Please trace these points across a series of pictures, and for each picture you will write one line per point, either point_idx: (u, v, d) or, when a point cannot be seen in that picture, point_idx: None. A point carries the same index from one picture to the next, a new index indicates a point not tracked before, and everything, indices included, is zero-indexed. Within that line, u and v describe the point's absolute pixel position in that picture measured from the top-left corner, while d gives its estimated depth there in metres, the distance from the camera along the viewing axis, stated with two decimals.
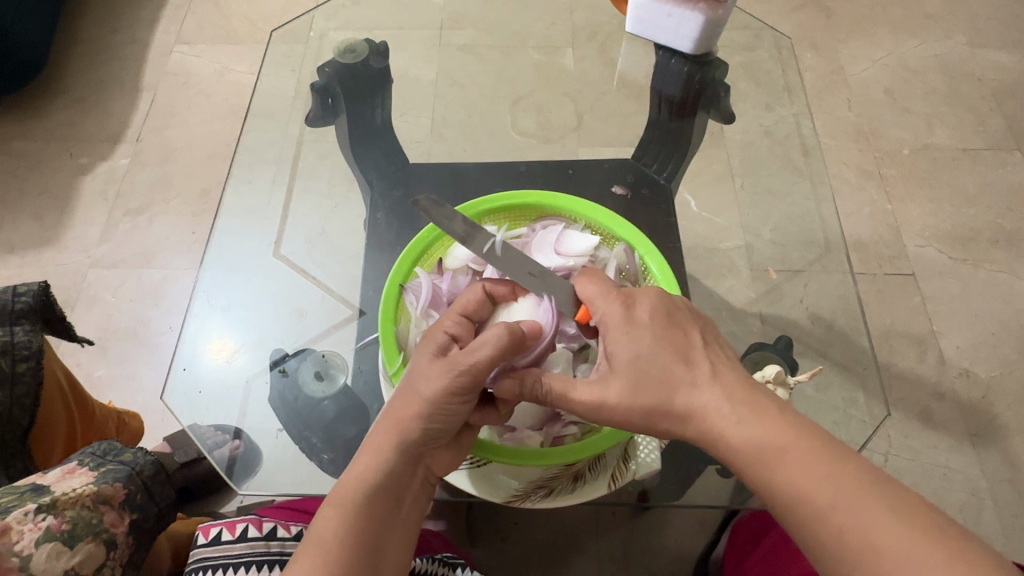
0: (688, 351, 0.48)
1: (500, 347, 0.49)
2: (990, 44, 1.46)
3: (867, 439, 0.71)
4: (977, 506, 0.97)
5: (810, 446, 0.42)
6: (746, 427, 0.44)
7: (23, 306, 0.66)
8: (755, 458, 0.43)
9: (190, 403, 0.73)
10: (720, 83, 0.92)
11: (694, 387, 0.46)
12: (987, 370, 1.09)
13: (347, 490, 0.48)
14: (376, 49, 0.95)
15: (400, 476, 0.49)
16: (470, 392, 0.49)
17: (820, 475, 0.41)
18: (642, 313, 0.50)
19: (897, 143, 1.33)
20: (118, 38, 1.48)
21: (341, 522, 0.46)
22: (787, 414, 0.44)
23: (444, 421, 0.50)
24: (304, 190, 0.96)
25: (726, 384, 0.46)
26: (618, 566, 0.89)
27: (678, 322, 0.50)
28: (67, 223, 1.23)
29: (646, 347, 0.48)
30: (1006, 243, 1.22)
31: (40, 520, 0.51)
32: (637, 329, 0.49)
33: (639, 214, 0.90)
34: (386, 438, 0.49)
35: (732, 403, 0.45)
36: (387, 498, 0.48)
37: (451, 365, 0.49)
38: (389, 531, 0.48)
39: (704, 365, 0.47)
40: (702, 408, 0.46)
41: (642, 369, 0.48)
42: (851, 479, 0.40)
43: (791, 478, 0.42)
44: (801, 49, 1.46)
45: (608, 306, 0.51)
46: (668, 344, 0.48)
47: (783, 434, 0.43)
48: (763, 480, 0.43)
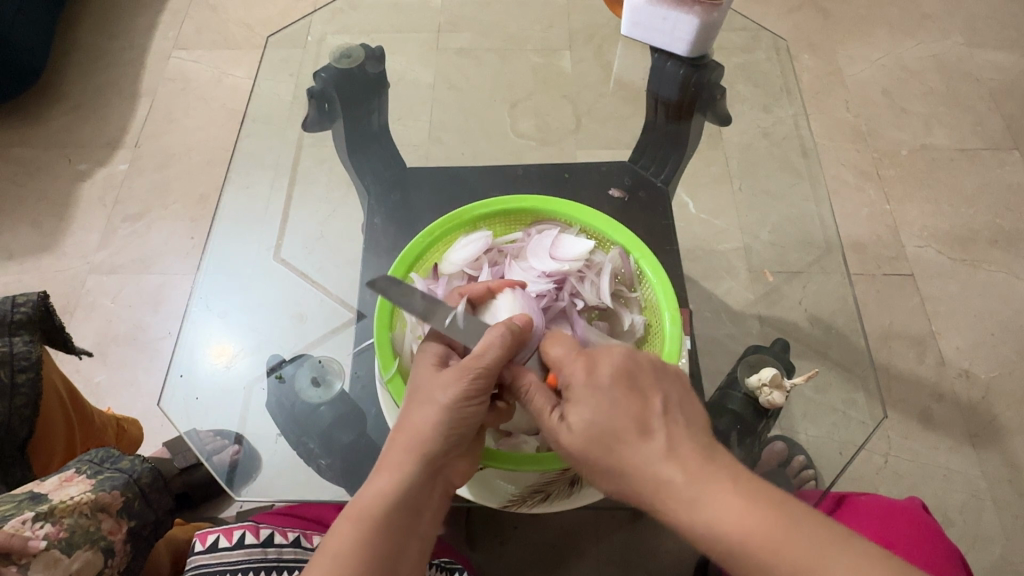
0: (647, 418, 0.46)
1: (506, 347, 0.50)
2: (987, 44, 1.46)
3: (866, 439, 0.71)
4: (977, 507, 0.97)
5: (770, 523, 0.40)
6: (704, 505, 0.42)
7: (22, 317, 0.66)
8: (716, 537, 0.41)
9: (187, 408, 0.73)
10: (717, 85, 0.92)
11: (652, 462, 0.44)
12: (986, 370, 1.09)
13: (366, 504, 0.47)
14: (373, 54, 0.95)
15: (420, 487, 0.49)
16: (483, 395, 0.50)
17: (781, 555, 0.39)
18: (603, 375, 0.48)
19: (894, 143, 1.34)
20: (117, 43, 1.48)
21: (359, 534, 0.46)
22: (745, 488, 0.42)
23: (461, 429, 0.50)
24: (302, 195, 0.98)
25: (682, 456, 0.44)
26: (618, 569, 0.89)
27: (637, 382, 0.47)
28: (66, 229, 1.24)
29: (604, 415, 0.46)
30: (1005, 243, 1.22)
31: (39, 528, 0.51)
32: (598, 393, 0.47)
33: (637, 217, 0.91)
34: (402, 450, 0.49)
35: (688, 479, 0.43)
36: (405, 510, 0.48)
37: (464, 370, 0.49)
38: (408, 542, 0.48)
39: (659, 434, 0.45)
40: (659, 484, 0.43)
41: (601, 437, 0.46)
42: (812, 555, 0.39)
43: (755, 557, 0.40)
44: (798, 50, 1.46)
45: (572, 368, 0.50)
46: (627, 410, 0.46)
47: (742, 510, 0.41)
48: (725, 557, 0.41)
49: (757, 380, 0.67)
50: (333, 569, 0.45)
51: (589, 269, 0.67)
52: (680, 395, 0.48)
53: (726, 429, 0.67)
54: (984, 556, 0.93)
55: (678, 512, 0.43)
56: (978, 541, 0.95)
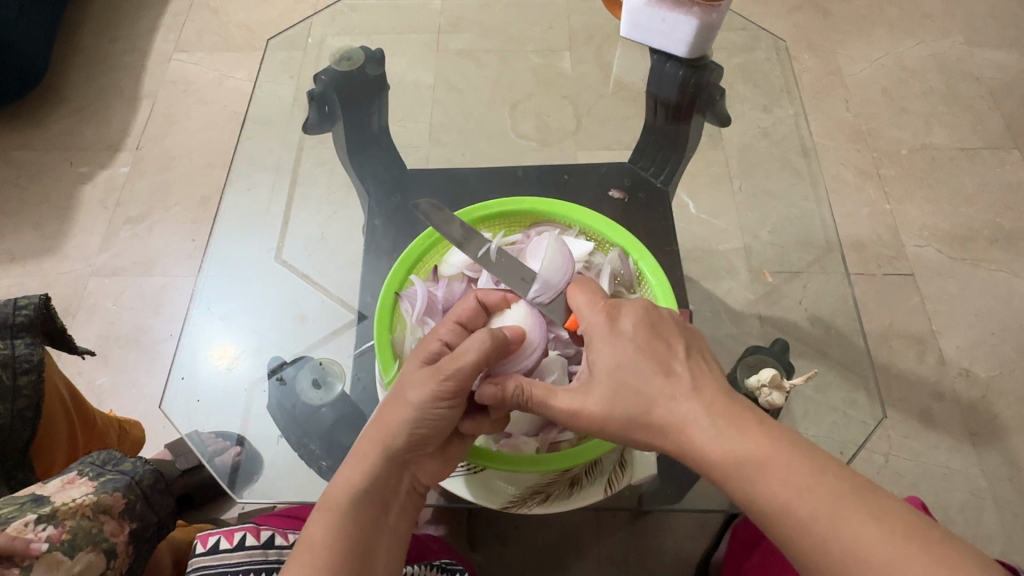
0: (670, 360, 0.48)
1: (483, 351, 0.50)
2: (987, 43, 1.46)
3: (867, 439, 0.71)
4: (977, 506, 0.97)
5: (790, 456, 0.41)
6: (727, 439, 0.43)
7: (23, 320, 0.65)
8: (737, 471, 0.42)
9: (189, 410, 0.74)
10: (716, 86, 0.91)
11: (676, 400, 0.46)
12: (987, 370, 1.09)
13: (337, 496, 0.48)
14: (372, 57, 0.96)
15: (386, 482, 0.50)
16: (456, 398, 0.49)
17: (804, 488, 0.40)
18: (625, 324, 0.50)
19: (894, 143, 1.33)
20: (118, 46, 1.49)
21: (331, 527, 0.47)
22: (767, 424, 0.43)
23: (432, 428, 0.50)
24: (303, 198, 0.99)
25: (704, 394, 0.46)
26: (619, 569, 0.89)
27: (660, 331, 0.50)
28: (67, 231, 1.24)
29: (628, 357, 0.48)
30: (1005, 242, 1.22)
31: (42, 530, 0.51)
32: (622, 339, 0.49)
33: (636, 218, 0.91)
34: (372, 445, 0.50)
35: (712, 413, 0.44)
36: (374, 505, 0.49)
37: (436, 371, 0.49)
38: (377, 537, 0.49)
39: (684, 374, 0.47)
40: (682, 420, 0.45)
41: (624, 377, 0.47)
42: (833, 483, 0.40)
43: (773, 490, 0.41)
44: (798, 50, 1.46)
45: (594, 316, 0.52)
46: (648, 352, 0.48)
47: (763, 444, 0.42)
48: (745, 494, 0.42)
49: (757, 381, 0.67)
50: (305, 563, 0.45)
51: (589, 271, 0.67)
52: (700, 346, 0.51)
53: None
54: (985, 555, 0.93)
55: (700, 447, 0.44)
56: (979, 540, 0.95)
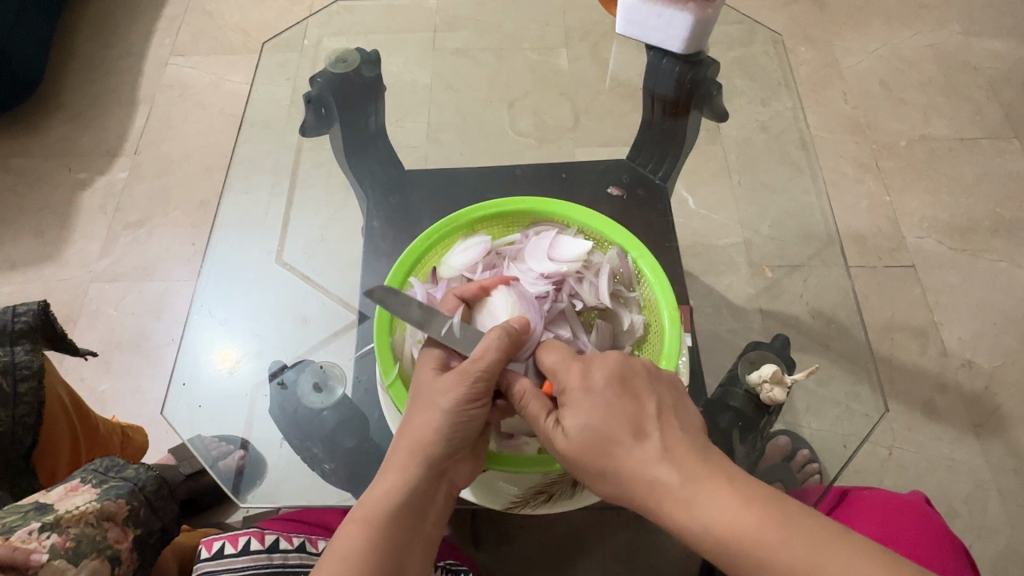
0: (639, 422, 0.46)
1: (503, 348, 0.51)
2: (984, 33, 1.46)
3: (870, 432, 0.71)
4: (982, 497, 0.97)
5: (766, 515, 0.41)
6: (698, 503, 0.42)
7: (24, 326, 0.66)
8: (714, 539, 0.41)
9: (190, 415, 0.74)
10: (712, 81, 0.92)
11: (648, 463, 0.45)
12: (989, 361, 1.09)
13: (371, 507, 0.48)
14: (368, 58, 0.96)
15: (422, 489, 0.50)
16: (485, 397, 0.50)
17: (779, 540, 0.40)
18: (597, 378, 0.49)
19: (894, 135, 1.33)
20: (114, 51, 1.49)
21: (368, 536, 0.47)
22: (740, 482, 0.43)
23: (464, 433, 0.50)
24: (302, 200, 0.99)
25: (676, 456, 0.45)
26: (624, 566, 0.89)
27: (629, 384, 0.49)
28: (67, 237, 1.24)
29: (599, 418, 0.47)
30: (1005, 232, 1.22)
31: (45, 539, 0.51)
32: (593, 396, 0.48)
33: (636, 216, 0.90)
34: (404, 454, 0.50)
35: (682, 477, 0.43)
36: (410, 511, 0.49)
37: (463, 375, 0.50)
38: (413, 542, 0.49)
39: (654, 437, 0.46)
40: (654, 486, 0.44)
41: (596, 440, 0.46)
42: (810, 543, 0.39)
43: (750, 549, 0.40)
44: (795, 43, 1.46)
45: (566, 371, 0.51)
46: (619, 410, 0.47)
47: (740, 507, 0.41)
48: (719, 556, 0.42)
49: (757, 376, 0.67)
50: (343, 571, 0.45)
51: (588, 270, 0.67)
52: (669, 395, 0.50)
53: (728, 426, 0.68)
54: (989, 547, 0.93)
55: (676, 516, 0.43)
56: (984, 532, 0.95)
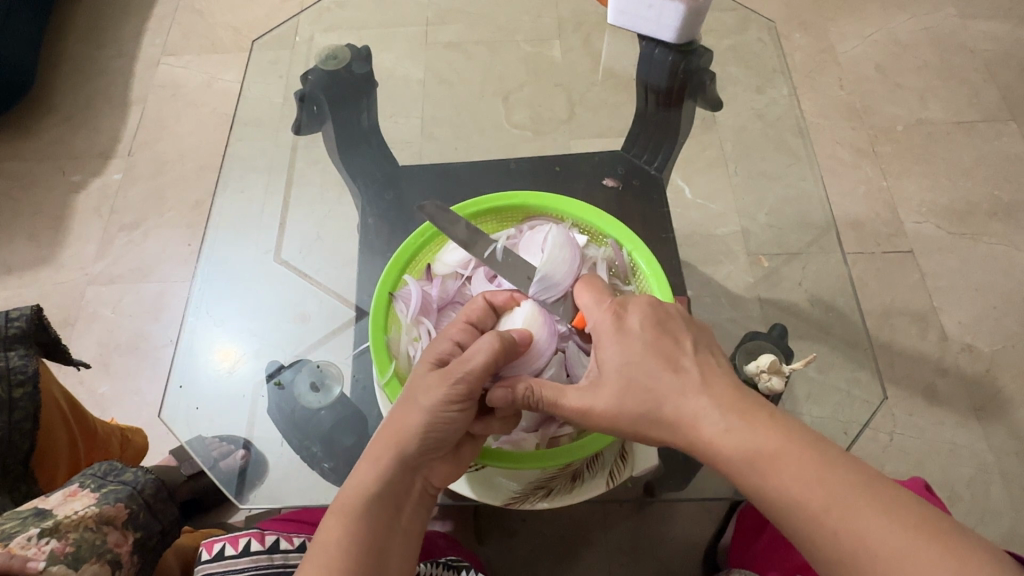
0: (677, 356, 0.47)
1: (492, 354, 0.50)
2: (980, 14, 1.44)
3: (870, 418, 0.71)
4: (984, 481, 0.97)
5: (802, 448, 0.41)
6: (736, 434, 0.43)
7: (17, 332, 0.66)
8: (750, 470, 0.42)
9: (188, 419, 0.73)
10: (705, 70, 0.91)
11: (689, 391, 0.45)
12: (989, 344, 1.08)
13: (349, 497, 0.49)
14: (359, 54, 0.96)
15: (398, 483, 0.49)
16: (468, 400, 0.49)
17: (818, 478, 0.39)
18: (631, 322, 0.50)
19: (890, 120, 1.32)
20: (104, 52, 1.48)
21: (344, 527, 0.47)
22: (780, 418, 0.43)
23: (443, 432, 0.49)
24: (300, 197, 0.97)
25: (714, 389, 0.45)
26: (628, 557, 0.90)
27: (668, 327, 0.49)
28: (63, 241, 1.24)
29: (635, 354, 0.48)
30: (1004, 215, 1.21)
31: (44, 544, 0.51)
32: (628, 338, 0.49)
33: (632, 207, 0.90)
34: (381, 448, 0.50)
35: (723, 409, 0.44)
36: (386, 504, 0.49)
37: (447, 374, 0.49)
38: (389, 537, 0.49)
39: (693, 371, 0.46)
40: (693, 415, 0.45)
41: (632, 377, 0.47)
42: (844, 478, 0.39)
43: (785, 483, 0.40)
44: (789, 29, 1.45)
45: (600, 316, 0.52)
46: (657, 351, 0.47)
47: (778, 438, 0.41)
48: (755, 487, 0.42)
49: (756, 367, 0.67)
50: (319, 559, 0.46)
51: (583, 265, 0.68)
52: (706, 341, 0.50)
53: None
54: (992, 530, 0.93)
55: (712, 442, 0.44)
56: (987, 515, 0.95)
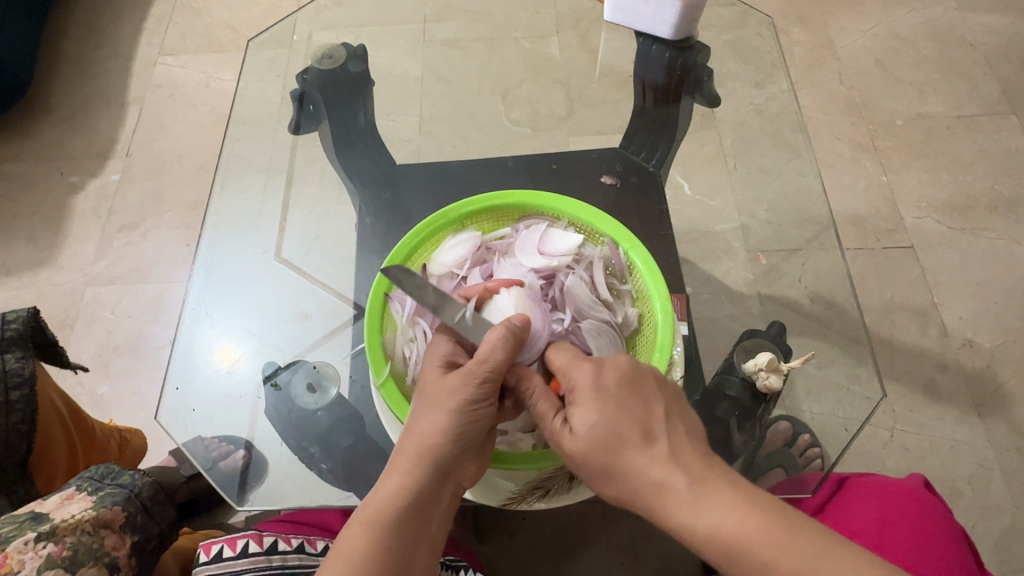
0: (649, 423, 0.47)
1: (509, 347, 0.51)
2: (980, 8, 1.44)
3: (871, 414, 0.71)
4: (986, 477, 0.97)
5: (770, 523, 0.41)
6: (705, 510, 0.42)
7: (13, 336, 0.66)
8: (721, 546, 0.42)
9: (185, 421, 0.73)
10: (703, 67, 0.92)
11: (660, 462, 0.45)
12: (990, 339, 1.08)
13: (378, 508, 0.48)
14: (354, 54, 0.95)
15: (428, 489, 0.49)
16: (490, 398, 0.50)
17: (784, 554, 0.40)
18: (609, 378, 0.48)
19: (889, 114, 1.32)
20: (102, 52, 1.47)
21: (371, 539, 0.47)
22: (747, 492, 0.43)
23: (471, 433, 0.50)
24: (299, 197, 0.97)
25: (684, 462, 0.45)
26: (628, 555, 0.90)
27: (640, 385, 0.48)
28: (62, 242, 1.24)
29: (609, 416, 0.47)
30: (1005, 209, 1.21)
31: (41, 548, 0.52)
32: (604, 396, 0.47)
33: (629, 204, 0.89)
34: (410, 457, 0.49)
35: (691, 482, 0.43)
36: (415, 510, 0.49)
37: (467, 376, 0.50)
38: (417, 544, 0.49)
39: (664, 442, 0.46)
40: (662, 487, 0.44)
41: (604, 437, 0.46)
42: (810, 553, 0.40)
43: (754, 559, 0.41)
44: (788, 24, 1.44)
45: (579, 370, 0.50)
46: (630, 414, 0.47)
47: (745, 515, 0.42)
48: (726, 562, 0.42)
49: (753, 365, 0.67)
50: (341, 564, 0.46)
51: (579, 263, 0.67)
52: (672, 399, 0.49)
53: (727, 415, 0.68)
54: (993, 526, 0.93)
55: (684, 516, 0.43)
56: (988, 511, 0.95)
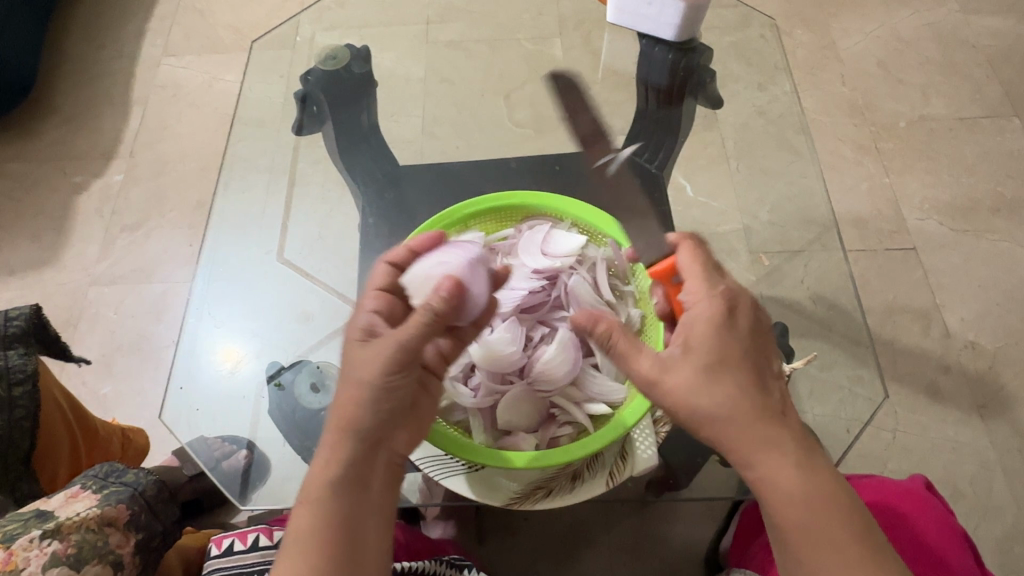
0: (764, 372, 0.49)
1: (429, 325, 0.50)
2: (983, 10, 1.44)
3: (872, 416, 0.71)
4: (987, 478, 0.97)
5: (830, 497, 0.45)
6: (782, 461, 0.46)
7: (16, 331, 0.67)
8: (780, 490, 0.46)
9: (189, 419, 0.74)
10: (705, 69, 0.93)
11: (767, 412, 0.48)
12: (992, 341, 1.08)
13: (313, 484, 0.49)
14: (358, 54, 0.96)
15: (361, 459, 0.49)
16: (408, 368, 0.50)
17: (832, 521, 0.45)
18: (740, 323, 0.50)
19: (892, 116, 1.32)
20: (105, 53, 1.48)
21: (311, 516, 0.47)
22: (822, 465, 0.47)
23: (393, 401, 0.50)
24: (301, 201, 0.97)
25: (779, 416, 0.48)
26: (630, 555, 0.90)
27: (762, 336, 0.51)
28: (65, 242, 1.24)
29: (732, 358, 0.48)
30: (1007, 211, 1.20)
31: (46, 546, 0.52)
32: (730, 335, 0.49)
33: (633, 205, 0.89)
34: (336, 430, 0.50)
35: (780, 435, 0.47)
36: (351, 483, 0.48)
37: (387, 345, 0.50)
38: (362, 517, 0.48)
39: (776, 395, 0.49)
40: (752, 425, 0.47)
41: (718, 377, 0.48)
42: (847, 531, 0.45)
43: (804, 510, 0.45)
44: (791, 25, 1.44)
45: (710, 305, 0.51)
46: (744, 360, 0.49)
47: (813, 481, 0.46)
48: (774, 501, 0.46)
49: None
50: (295, 556, 0.46)
51: (582, 264, 0.68)
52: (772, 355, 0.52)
53: None
54: (994, 528, 0.93)
55: (768, 473, 0.46)
56: (990, 512, 0.95)
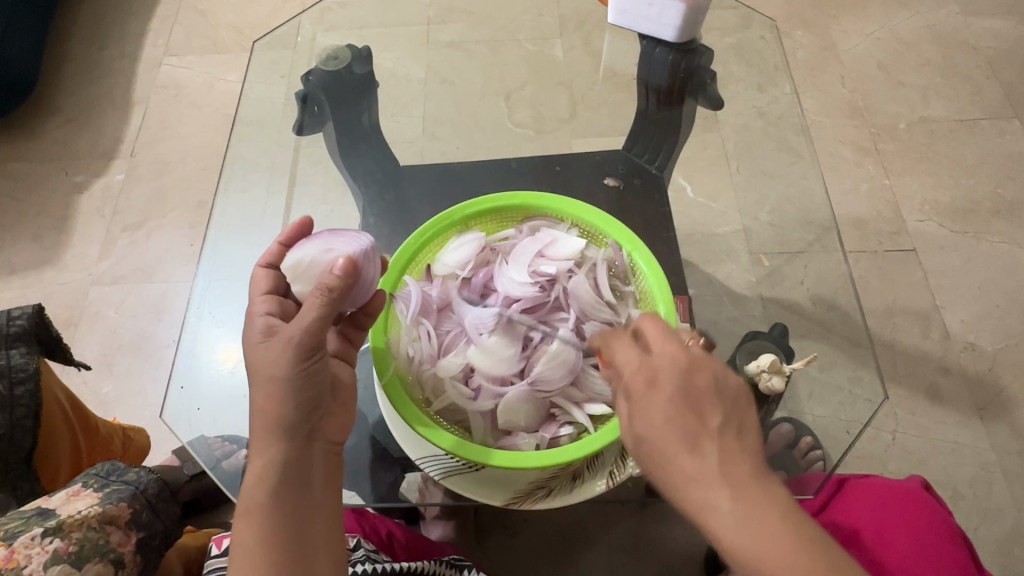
0: (699, 435, 0.42)
1: (323, 308, 0.50)
2: (983, 12, 1.44)
3: (872, 417, 0.71)
4: (987, 480, 0.97)
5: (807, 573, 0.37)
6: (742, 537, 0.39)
7: (18, 329, 0.67)
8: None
9: (189, 419, 0.74)
10: (706, 70, 0.92)
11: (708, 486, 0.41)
12: (992, 343, 1.08)
13: (253, 495, 0.49)
14: (359, 54, 0.98)
15: (297, 458, 0.50)
16: (317, 351, 0.50)
17: None
18: (662, 382, 0.45)
19: (891, 117, 1.32)
20: (107, 53, 1.48)
21: (259, 524, 0.48)
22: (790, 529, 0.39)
23: (313, 390, 0.51)
24: (302, 199, 0.95)
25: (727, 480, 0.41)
26: (630, 556, 0.90)
27: (695, 389, 0.44)
28: (66, 242, 1.24)
29: (655, 432, 0.43)
30: (1007, 213, 1.21)
31: (48, 543, 0.52)
32: (653, 400, 0.44)
33: (632, 206, 0.89)
34: (263, 435, 0.50)
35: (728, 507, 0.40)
36: (290, 483, 0.49)
37: (285, 341, 0.49)
38: (304, 516, 0.49)
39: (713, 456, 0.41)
40: (699, 501, 0.41)
41: (657, 451, 0.43)
42: None
43: None
44: (791, 27, 1.44)
45: (632, 377, 0.46)
46: (673, 429, 0.43)
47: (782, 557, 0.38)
48: None
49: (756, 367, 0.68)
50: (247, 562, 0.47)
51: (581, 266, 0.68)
52: (743, 409, 0.44)
53: None
54: (994, 530, 0.93)
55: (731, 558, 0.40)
56: (990, 514, 0.95)
